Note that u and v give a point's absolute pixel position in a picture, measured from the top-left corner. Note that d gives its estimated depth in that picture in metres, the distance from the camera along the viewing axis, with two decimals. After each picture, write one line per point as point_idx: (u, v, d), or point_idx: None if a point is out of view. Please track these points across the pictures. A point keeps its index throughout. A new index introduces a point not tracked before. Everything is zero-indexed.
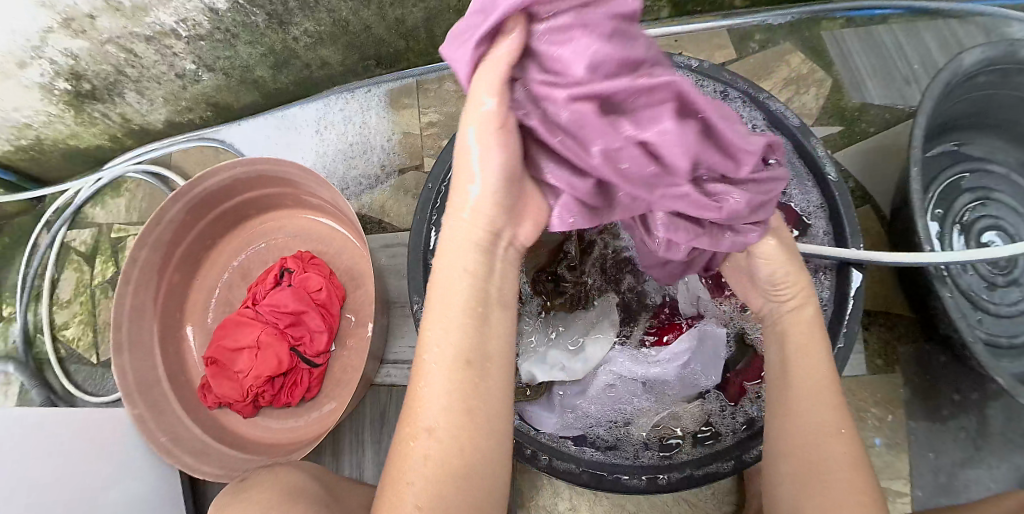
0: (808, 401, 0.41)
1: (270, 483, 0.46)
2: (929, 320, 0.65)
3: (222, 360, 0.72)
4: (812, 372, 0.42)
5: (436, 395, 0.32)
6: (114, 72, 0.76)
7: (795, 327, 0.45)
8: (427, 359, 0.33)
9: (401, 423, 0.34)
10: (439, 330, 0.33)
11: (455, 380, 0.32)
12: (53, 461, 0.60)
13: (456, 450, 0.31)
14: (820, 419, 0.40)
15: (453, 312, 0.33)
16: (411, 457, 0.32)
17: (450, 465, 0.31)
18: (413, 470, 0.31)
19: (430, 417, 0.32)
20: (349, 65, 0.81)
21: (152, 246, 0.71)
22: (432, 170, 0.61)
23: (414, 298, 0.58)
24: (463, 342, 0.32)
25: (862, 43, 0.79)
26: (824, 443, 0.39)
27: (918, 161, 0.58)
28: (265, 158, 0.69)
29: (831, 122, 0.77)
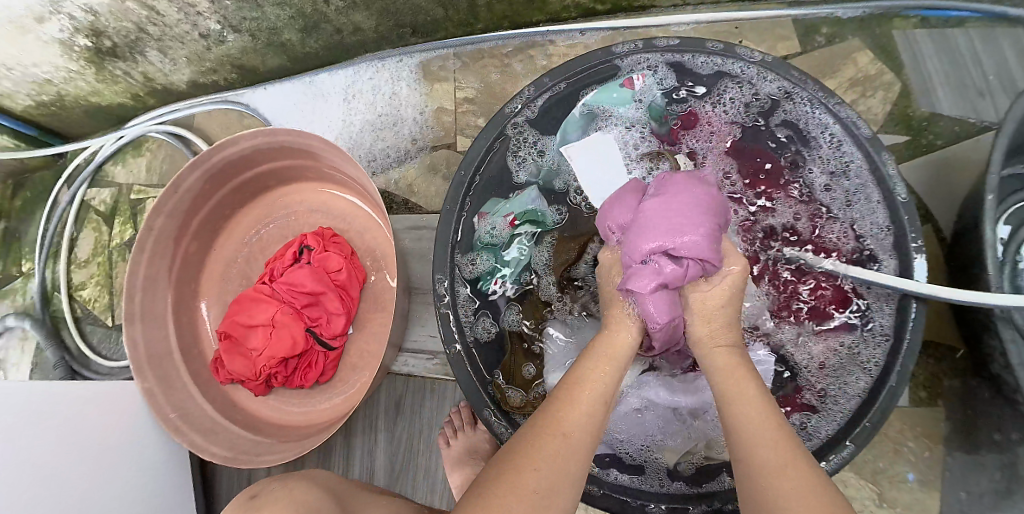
0: (750, 439, 0.35)
1: (284, 501, 0.44)
2: (982, 358, 0.59)
3: (236, 335, 0.70)
4: (749, 409, 0.37)
5: (589, 415, 0.37)
6: (136, 29, 0.72)
7: (723, 373, 0.41)
8: (580, 386, 0.38)
9: (531, 425, 0.36)
10: (593, 371, 0.40)
11: (596, 413, 0.37)
12: (66, 437, 0.59)
13: (578, 463, 0.35)
14: (768, 461, 0.33)
15: (607, 367, 0.40)
16: (549, 446, 0.34)
17: (567, 474, 0.34)
18: (542, 460, 0.33)
19: (574, 425, 0.35)
20: (383, 32, 0.76)
21: (169, 215, 0.68)
22: (466, 155, 0.56)
23: (438, 276, 0.55)
24: (609, 391, 0.39)
25: (935, 45, 0.70)
26: (773, 478, 0.32)
27: (995, 187, 0.52)
28: (288, 129, 0.66)
29: (896, 130, 0.70)
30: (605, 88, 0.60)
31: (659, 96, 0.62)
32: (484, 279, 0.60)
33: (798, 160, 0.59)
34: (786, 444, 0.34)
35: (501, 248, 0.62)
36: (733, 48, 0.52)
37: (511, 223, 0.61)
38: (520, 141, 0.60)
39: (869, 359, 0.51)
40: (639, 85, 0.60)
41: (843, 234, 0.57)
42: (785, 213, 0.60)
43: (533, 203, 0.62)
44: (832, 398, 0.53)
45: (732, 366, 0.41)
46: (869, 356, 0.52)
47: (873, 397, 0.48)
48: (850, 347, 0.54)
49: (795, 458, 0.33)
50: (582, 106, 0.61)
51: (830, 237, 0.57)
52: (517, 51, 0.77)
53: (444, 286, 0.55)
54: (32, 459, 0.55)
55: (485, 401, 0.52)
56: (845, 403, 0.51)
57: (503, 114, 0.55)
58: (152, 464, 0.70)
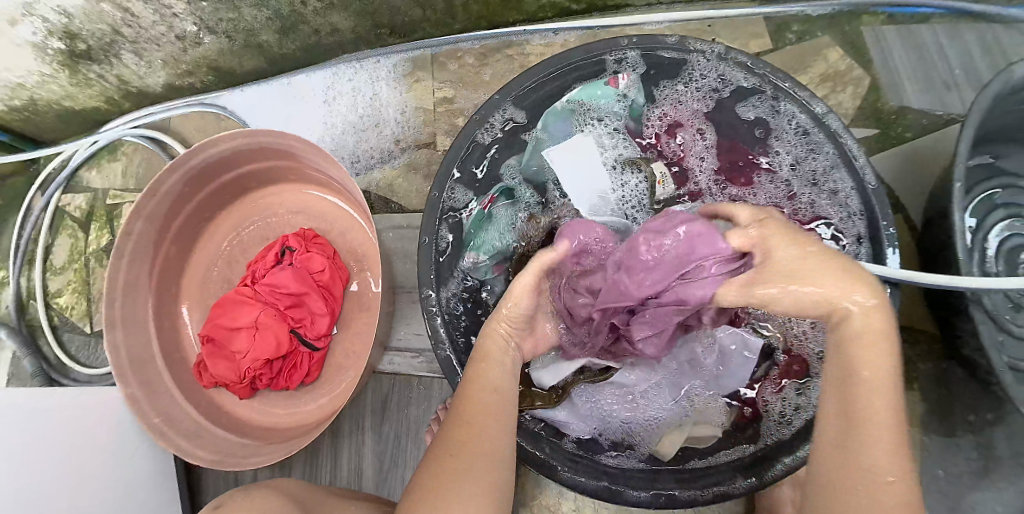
0: (865, 435, 0.32)
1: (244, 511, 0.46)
2: (953, 341, 0.61)
3: (220, 339, 0.70)
4: (873, 401, 0.32)
5: (487, 395, 0.43)
6: (111, 31, 0.71)
7: (855, 347, 0.33)
8: (473, 388, 0.43)
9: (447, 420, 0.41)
10: (489, 369, 0.45)
11: (494, 394, 0.43)
12: (58, 450, 0.60)
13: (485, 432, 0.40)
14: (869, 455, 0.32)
15: (498, 366, 0.46)
16: (463, 432, 0.40)
17: (481, 442, 0.39)
18: (457, 450, 0.39)
19: (476, 409, 0.41)
20: (361, 33, 0.76)
21: (147, 219, 0.68)
22: (447, 156, 0.55)
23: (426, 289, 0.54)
24: (501, 381, 0.45)
25: (902, 41, 0.73)
26: (875, 488, 0.31)
27: (962, 178, 0.55)
28: (269, 130, 0.66)
29: (866, 124, 0.72)
30: (590, 84, 0.60)
31: (640, 93, 0.63)
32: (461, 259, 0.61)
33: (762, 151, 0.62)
34: (899, 448, 0.32)
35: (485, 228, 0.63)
36: (691, 42, 0.54)
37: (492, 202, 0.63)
38: (493, 120, 0.57)
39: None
40: (623, 84, 0.61)
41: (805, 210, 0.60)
42: (767, 193, 0.62)
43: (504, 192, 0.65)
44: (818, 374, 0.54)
45: (875, 336, 0.33)
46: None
47: None
48: None
49: (899, 458, 0.32)
50: (566, 102, 0.61)
51: (799, 212, 0.60)
52: (496, 49, 0.78)
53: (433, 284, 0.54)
54: (27, 462, 0.56)
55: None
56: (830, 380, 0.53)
57: (476, 118, 0.55)
58: (136, 475, 0.69)
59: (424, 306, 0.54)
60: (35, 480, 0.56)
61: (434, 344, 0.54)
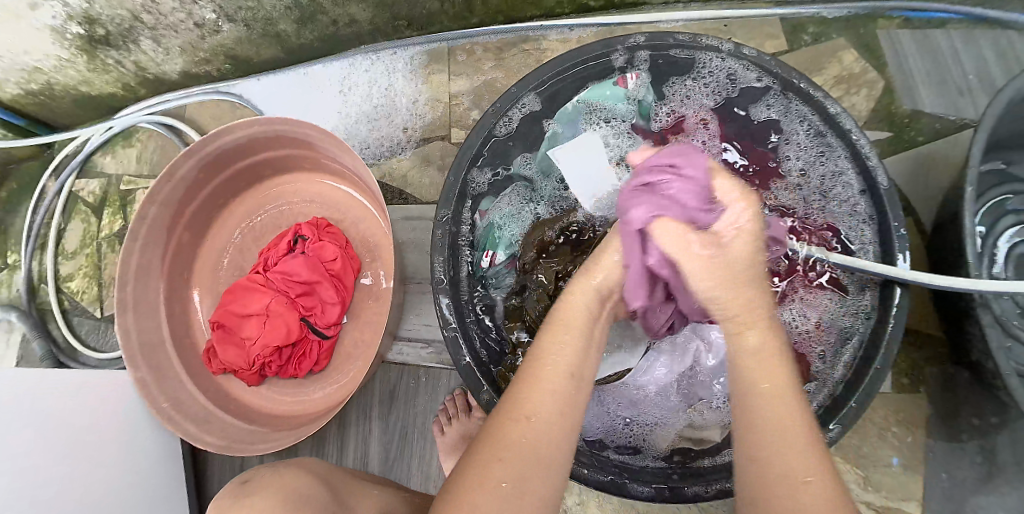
0: (780, 440, 0.32)
1: (275, 487, 0.44)
2: (961, 345, 0.61)
3: (229, 325, 0.70)
4: (775, 406, 0.34)
5: (551, 402, 0.37)
6: (130, 17, 0.72)
7: (757, 360, 0.37)
8: (540, 369, 0.38)
9: (500, 410, 0.37)
10: (558, 350, 0.39)
11: (560, 388, 0.37)
12: (70, 435, 0.60)
13: (540, 443, 0.35)
14: (787, 467, 0.31)
15: (575, 341, 0.40)
16: (509, 437, 0.35)
17: (536, 449, 0.35)
18: (502, 460, 0.34)
19: (537, 407, 0.36)
20: (378, 24, 0.76)
21: (162, 203, 0.68)
22: (464, 145, 0.55)
23: (438, 261, 0.54)
24: (574, 363, 0.39)
25: (918, 45, 0.73)
26: (796, 490, 0.30)
27: (974, 182, 0.54)
28: (286, 119, 0.66)
29: (880, 127, 0.72)
30: (597, 85, 0.61)
31: (650, 93, 0.63)
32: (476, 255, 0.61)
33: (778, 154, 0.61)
34: (813, 450, 0.32)
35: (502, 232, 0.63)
36: (701, 38, 0.54)
37: (506, 206, 0.64)
38: (509, 113, 0.57)
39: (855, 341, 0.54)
40: (632, 84, 0.61)
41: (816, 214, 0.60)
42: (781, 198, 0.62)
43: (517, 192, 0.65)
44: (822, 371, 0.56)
45: (767, 351, 0.37)
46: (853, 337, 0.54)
47: (855, 383, 0.50)
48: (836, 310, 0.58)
49: (822, 464, 0.32)
50: (577, 101, 0.61)
51: (810, 217, 0.60)
52: (510, 44, 0.78)
53: (441, 262, 0.54)
54: (35, 439, 0.56)
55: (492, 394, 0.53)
56: (834, 376, 0.54)
57: (495, 111, 0.55)
58: (143, 459, 0.69)
59: (435, 293, 0.54)
60: (47, 471, 0.56)
61: (443, 324, 0.53)
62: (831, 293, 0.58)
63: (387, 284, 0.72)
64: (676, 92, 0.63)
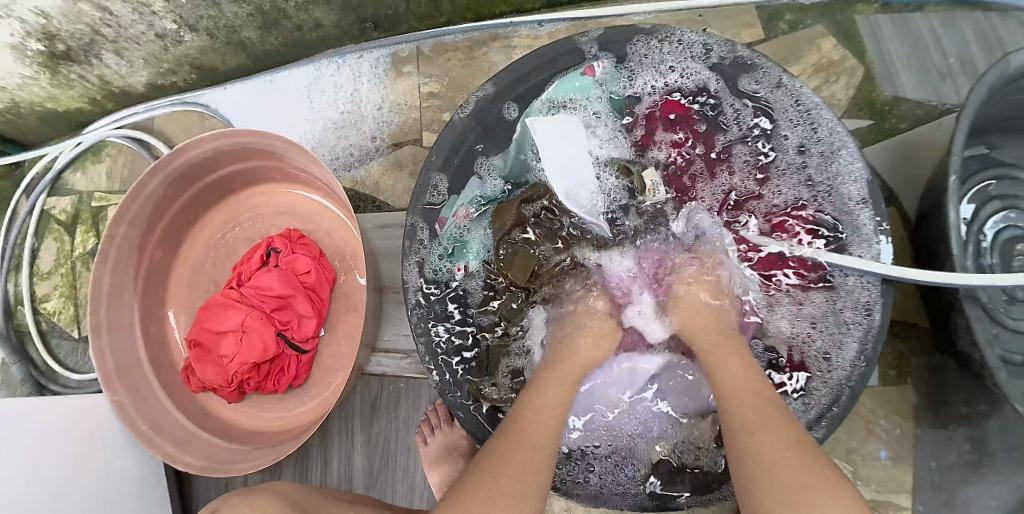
0: (738, 406, 0.42)
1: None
2: (949, 336, 0.59)
3: (206, 343, 0.69)
4: (723, 383, 0.45)
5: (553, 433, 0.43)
6: (90, 31, 0.70)
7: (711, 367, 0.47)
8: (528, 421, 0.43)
9: (507, 437, 0.42)
10: (553, 387, 0.47)
11: (557, 420, 0.44)
12: (52, 464, 0.59)
13: (541, 465, 0.41)
14: (753, 417, 0.41)
15: (564, 383, 0.48)
16: (529, 449, 0.41)
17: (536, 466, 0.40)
18: (522, 465, 0.40)
19: (543, 438, 0.42)
20: (344, 28, 0.74)
21: (131, 222, 0.67)
22: (431, 154, 0.54)
23: (410, 271, 0.54)
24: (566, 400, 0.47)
25: (897, 29, 0.71)
26: (757, 433, 0.39)
27: (958, 169, 0.53)
28: (251, 130, 0.64)
29: (861, 114, 0.71)
30: (566, 78, 0.57)
31: (617, 86, 0.61)
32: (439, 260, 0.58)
33: (751, 135, 0.60)
34: (766, 405, 0.42)
35: (450, 244, 0.59)
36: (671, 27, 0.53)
37: (468, 213, 0.60)
38: (473, 114, 0.55)
39: (850, 337, 0.52)
40: (600, 72, 0.58)
41: (787, 196, 0.59)
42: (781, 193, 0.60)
43: (479, 191, 0.60)
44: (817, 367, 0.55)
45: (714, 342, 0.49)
46: (848, 336, 0.52)
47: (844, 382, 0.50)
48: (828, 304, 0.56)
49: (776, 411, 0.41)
50: (542, 101, 0.59)
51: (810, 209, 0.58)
52: (480, 44, 0.77)
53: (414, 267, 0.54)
54: (14, 469, 0.55)
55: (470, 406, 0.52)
56: (836, 376, 0.52)
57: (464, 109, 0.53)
58: (125, 481, 0.68)
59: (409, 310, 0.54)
60: (27, 497, 0.55)
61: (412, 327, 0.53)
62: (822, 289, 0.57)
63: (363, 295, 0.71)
64: (646, 73, 0.60)
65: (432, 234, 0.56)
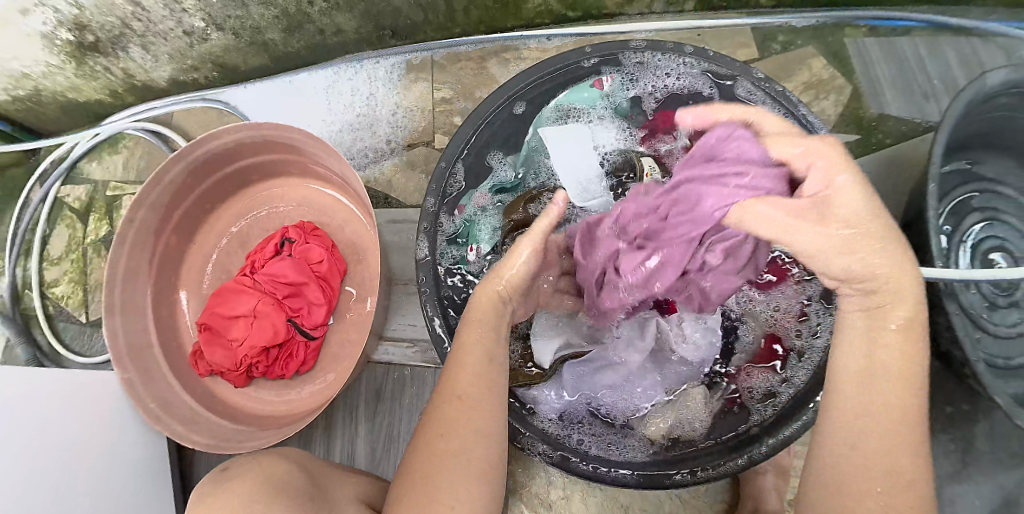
0: (887, 432, 0.34)
1: (254, 473, 0.46)
2: (931, 336, 0.63)
3: (217, 327, 0.71)
4: (889, 394, 0.35)
5: (470, 387, 0.41)
6: (121, 24, 0.74)
7: (885, 343, 0.35)
8: (456, 373, 0.42)
9: (437, 400, 0.42)
10: (475, 333, 0.44)
11: (484, 370, 0.42)
12: (60, 436, 0.61)
13: (460, 425, 0.40)
14: (896, 464, 0.34)
15: (485, 325, 0.44)
16: (449, 413, 0.41)
17: (458, 427, 0.40)
18: (443, 431, 0.40)
19: (464, 389, 0.41)
20: (364, 34, 0.79)
21: (151, 207, 0.69)
22: (448, 148, 0.60)
23: (422, 242, 0.57)
24: (489, 342, 0.43)
25: (883, 53, 0.77)
26: (891, 485, 0.34)
27: (936, 178, 0.57)
28: (272, 123, 0.67)
29: (848, 130, 0.75)
30: (576, 87, 0.63)
31: (625, 98, 0.64)
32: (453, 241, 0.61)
33: None
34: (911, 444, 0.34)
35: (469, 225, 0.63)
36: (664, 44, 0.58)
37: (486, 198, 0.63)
38: (490, 117, 0.61)
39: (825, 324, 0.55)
40: (608, 86, 0.64)
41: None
42: None
43: (496, 180, 0.64)
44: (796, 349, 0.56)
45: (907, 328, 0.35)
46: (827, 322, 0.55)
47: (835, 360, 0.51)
48: None
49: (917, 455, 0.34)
50: (553, 106, 0.63)
51: None
52: (493, 53, 0.81)
53: (426, 241, 0.57)
54: (23, 439, 0.56)
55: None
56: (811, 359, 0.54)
57: (484, 111, 0.60)
58: (127, 461, 0.69)
59: (418, 280, 0.56)
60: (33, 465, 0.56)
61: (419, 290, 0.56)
62: None
63: (372, 285, 0.74)
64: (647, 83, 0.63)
65: (451, 220, 0.61)
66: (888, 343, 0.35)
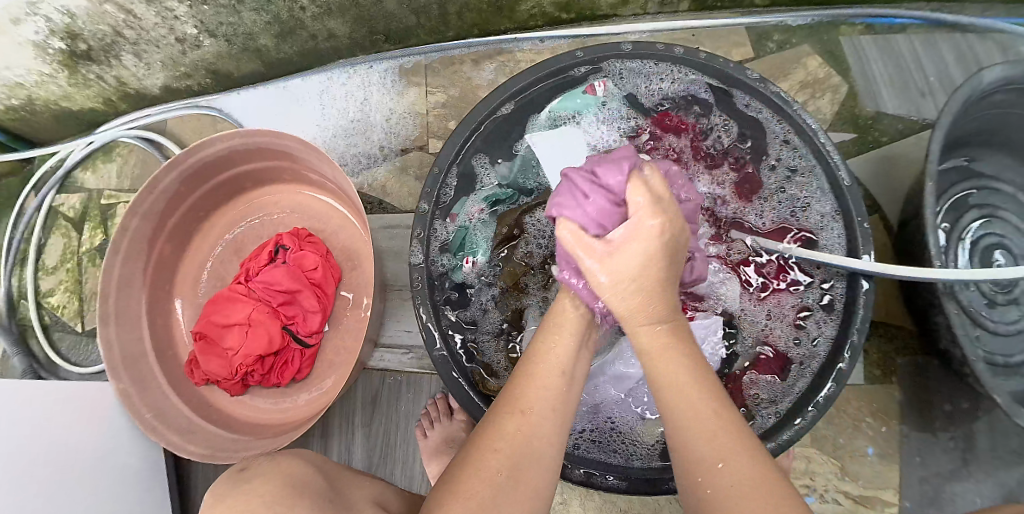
0: (688, 432, 0.34)
1: (273, 474, 0.40)
2: (930, 335, 0.62)
3: (212, 336, 0.71)
4: (677, 400, 0.35)
5: (543, 402, 0.37)
6: (112, 33, 0.73)
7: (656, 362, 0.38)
8: (525, 385, 0.38)
9: (494, 412, 0.37)
10: (555, 345, 0.41)
11: (555, 387, 0.38)
12: (53, 447, 0.60)
13: (522, 438, 0.35)
14: (703, 453, 0.33)
15: (565, 339, 0.42)
16: (512, 424, 0.35)
17: (519, 440, 0.34)
18: (500, 442, 0.34)
19: (532, 401, 0.37)
20: (357, 39, 0.78)
21: (144, 216, 0.69)
22: (438, 156, 0.57)
23: (416, 254, 0.56)
24: (569, 360, 0.41)
25: (879, 50, 0.76)
26: (715, 473, 0.32)
27: (934, 178, 0.56)
28: (263, 131, 0.67)
29: (845, 128, 0.75)
30: (569, 93, 0.63)
31: (620, 100, 0.65)
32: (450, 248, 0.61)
33: (739, 142, 0.64)
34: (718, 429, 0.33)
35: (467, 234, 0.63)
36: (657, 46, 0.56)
37: (479, 210, 0.63)
38: (482, 123, 0.58)
39: (827, 328, 0.56)
40: (601, 91, 0.63)
41: (765, 216, 0.63)
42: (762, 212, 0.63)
43: (490, 189, 0.64)
44: (799, 356, 0.57)
45: (661, 346, 0.38)
46: (824, 329, 0.56)
47: (837, 358, 0.52)
48: (806, 303, 0.59)
49: (729, 439, 0.33)
50: (547, 112, 0.63)
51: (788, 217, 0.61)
52: (486, 56, 0.80)
53: (419, 248, 0.56)
54: (18, 450, 0.56)
55: (463, 385, 0.53)
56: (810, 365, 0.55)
57: (478, 115, 0.57)
58: (122, 471, 0.68)
59: (413, 292, 0.55)
60: (16, 471, 0.55)
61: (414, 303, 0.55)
62: (802, 290, 0.60)
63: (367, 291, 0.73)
64: (639, 87, 0.64)
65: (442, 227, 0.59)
66: (677, 357, 0.37)
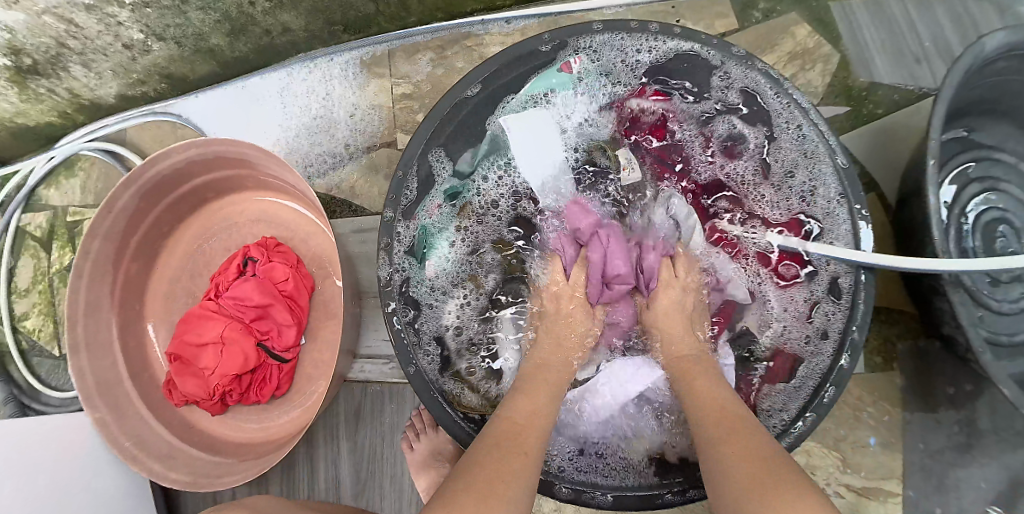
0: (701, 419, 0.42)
1: None
2: (933, 321, 0.59)
3: (186, 356, 0.68)
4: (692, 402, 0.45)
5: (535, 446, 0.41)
6: (55, 44, 0.69)
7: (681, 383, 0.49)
8: (520, 429, 0.42)
9: (488, 444, 0.40)
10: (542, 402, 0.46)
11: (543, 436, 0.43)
12: (38, 482, 0.59)
13: (515, 465, 0.38)
14: (710, 430, 0.41)
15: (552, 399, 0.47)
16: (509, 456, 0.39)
17: (511, 466, 0.38)
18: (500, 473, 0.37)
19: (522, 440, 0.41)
20: (314, 31, 0.73)
21: (105, 237, 0.66)
22: (403, 155, 0.53)
23: (383, 265, 0.53)
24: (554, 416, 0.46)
25: (871, 14, 0.71)
26: (719, 440, 0.39)
27: (936, 153, 0.52)
28: (222, 140, 0.63)
29: (837, 102, 0.70)
30: (546, 73, 0.58)
31: (596, 76, 0.61)
32: (418, 251, 0.58)
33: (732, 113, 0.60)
34: (724, 415, 0.42)
35: (436, 236, 0.61)
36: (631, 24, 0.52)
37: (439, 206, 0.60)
38: (450, 116, 0.55)
39: (835, 321, 0.53)
40: (577, 68, 0.59)
41: (781, 206, 0.60)
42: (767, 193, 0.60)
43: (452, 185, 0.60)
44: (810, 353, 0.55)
45: (686, 367, 0.51)
46: (832, 322, 0.54)
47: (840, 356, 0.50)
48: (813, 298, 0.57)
49: (734, 420, 0.41)
50: (520, 96, 0.59)
51: (786, 197, 0.59)
52: (452, 43, 0.76)
53: (385, 259, 0.53)
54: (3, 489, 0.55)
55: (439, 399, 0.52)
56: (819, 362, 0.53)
57: (447, 108, 0.54)
58: (109, 497, 0.67)
59: (382, 299, 0.53)
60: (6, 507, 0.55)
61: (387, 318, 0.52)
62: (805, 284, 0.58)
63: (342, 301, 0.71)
64: (616, 62, 0.59)
65: (409, 230, 0.56)
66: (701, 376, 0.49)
